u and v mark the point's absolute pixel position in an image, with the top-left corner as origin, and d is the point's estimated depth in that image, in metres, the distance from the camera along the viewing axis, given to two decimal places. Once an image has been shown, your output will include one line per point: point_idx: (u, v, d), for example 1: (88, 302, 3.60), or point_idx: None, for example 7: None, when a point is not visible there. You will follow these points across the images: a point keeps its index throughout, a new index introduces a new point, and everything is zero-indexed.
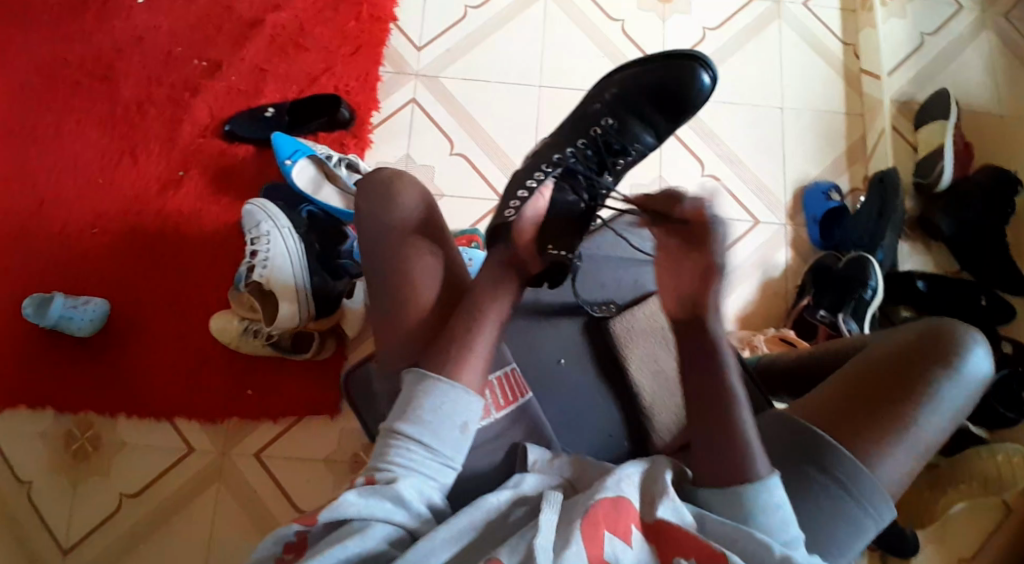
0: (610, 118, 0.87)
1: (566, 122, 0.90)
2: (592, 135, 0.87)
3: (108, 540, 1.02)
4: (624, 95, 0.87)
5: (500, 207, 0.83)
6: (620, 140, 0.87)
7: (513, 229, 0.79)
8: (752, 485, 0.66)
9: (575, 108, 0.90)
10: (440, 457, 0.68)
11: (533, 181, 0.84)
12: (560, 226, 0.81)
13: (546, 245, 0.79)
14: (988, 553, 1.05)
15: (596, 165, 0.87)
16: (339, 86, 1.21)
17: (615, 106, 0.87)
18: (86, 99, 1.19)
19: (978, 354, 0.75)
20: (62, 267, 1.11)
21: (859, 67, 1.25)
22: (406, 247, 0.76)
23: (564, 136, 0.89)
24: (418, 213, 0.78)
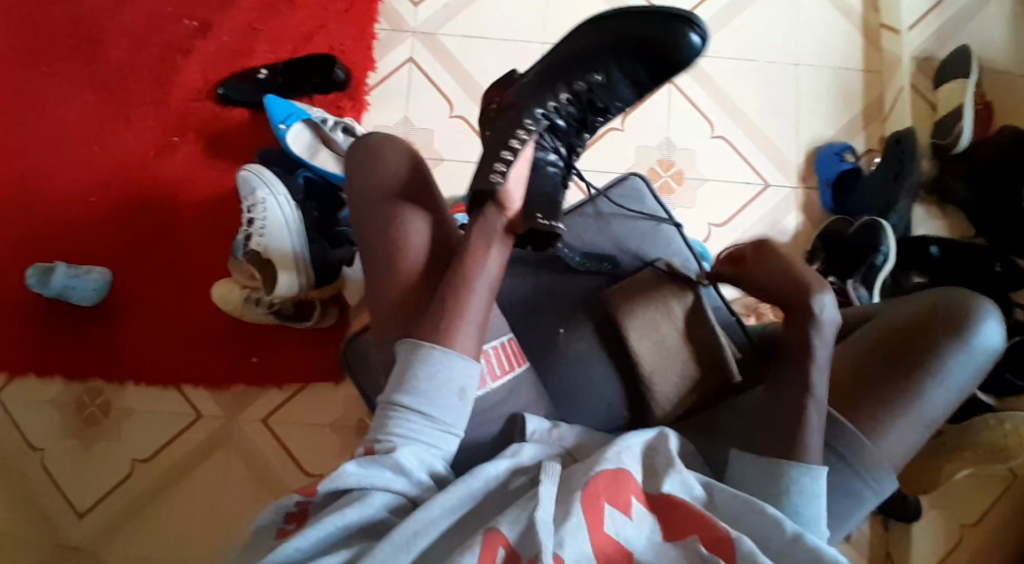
0: (595, 74, 0.80)
1: (543, 66, 0.81)
2: (576, 90, 0.80)
3: (123, 503, 1.05)
4: (613, 45, 0.79)
5: (482, 171, 0.75)
6: (605, 99, 0.82)
7: (501, 200, 0.75)
8: (796, 470, 0.67)
9: (560, 51, 0.81)
10: (441, 424, 0.67)
11: (517, 143, 0.76)
12: (545, 202, 0.77)
13: (535, 214, 0.76)
14: (990, 519, 1.05)
15: (577, 124, 0.83)
16: (334, 46, 1.17)
17: (599, 61, 0.80)
18: (78, 63, 1.16)
19: (991, 324, 0.73)
20: (63, 235, 1.11)
21: (878, 22, 1.19)
22: (403, 221, 0.75)
23: (543, 85, 0.80)
24: (405, 177, 0.77)
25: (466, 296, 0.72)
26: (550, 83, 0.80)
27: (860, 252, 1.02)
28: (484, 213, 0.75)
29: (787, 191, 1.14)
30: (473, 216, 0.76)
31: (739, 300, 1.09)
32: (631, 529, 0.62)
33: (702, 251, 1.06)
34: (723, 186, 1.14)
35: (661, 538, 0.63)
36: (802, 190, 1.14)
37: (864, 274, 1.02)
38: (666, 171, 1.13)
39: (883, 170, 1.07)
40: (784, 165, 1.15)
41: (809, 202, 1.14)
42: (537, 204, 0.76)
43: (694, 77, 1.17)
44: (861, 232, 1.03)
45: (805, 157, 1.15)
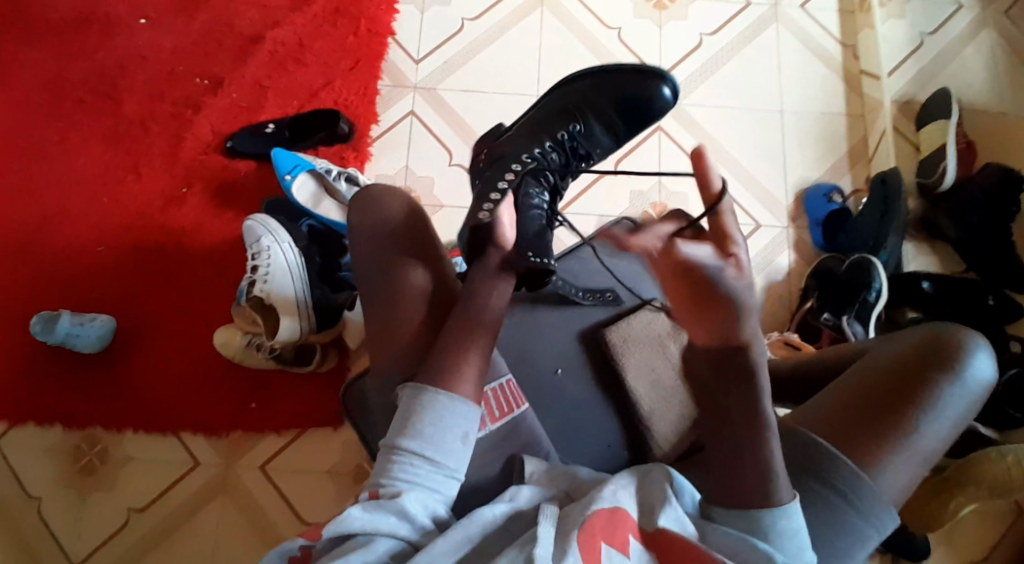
0: (576, 123, 0.89)
1: (525, 123, 0.89)
2: (559, 139, 0.88)
3: (117, 554, 1.03)
4: (585, 97, 0.89)
5: (472, 210, 0.77)
6: (586, 146, 0.90)
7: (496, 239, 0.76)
8: (770, 511, 0.63)
9: (534, 112, 0.90)
10: (445, 468, 0.67)
11: (504, 183, 0.80)
12: (534, 238, 0.78)
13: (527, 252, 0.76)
14: (1001, 557, 1.03)
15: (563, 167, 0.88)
16: (338, 101, 1.22)
17: (581, 114, 0.89)
18: (91, 119, 1.21)
19: (983, 357, 0.74)
20: (69, 284, 1.13)
21: (858, 69, 1.25)
22: (399, 252, 0.77)
23: (525, 137, 0.87)
24: (406, 223, 0.79)
25: (466, 347, 0.71)
26: (538, 132, 0.87)
27: (851, 289, 1.04)
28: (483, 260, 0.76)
29: (779, 232, 1.16)
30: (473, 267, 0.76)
31: None
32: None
33: None
34: None
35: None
36: (793, 230, 1.16)
37: (858, 310, 1.02)
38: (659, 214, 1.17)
39: (869, 209, 1.10)
40: (775, 207, 1.18)
41: (801, 242, 1.16)
42: (530, 242, 0.77)
43: (684, 124, 1.21)
44: (851, 269, 1.05)
45: (794, 199, 1.18)
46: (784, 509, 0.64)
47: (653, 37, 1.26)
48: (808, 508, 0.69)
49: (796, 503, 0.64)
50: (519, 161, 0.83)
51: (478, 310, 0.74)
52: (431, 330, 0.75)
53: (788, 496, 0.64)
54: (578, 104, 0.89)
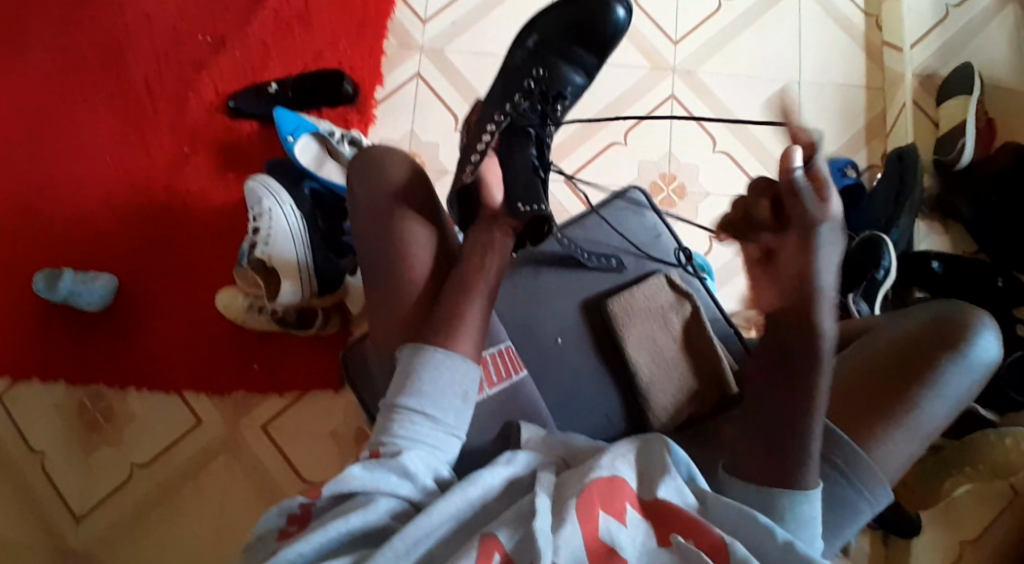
0: (540, 68, 0.88)
1: (494, 85, 0.88)
2: (528, 88, 0.87)
3: (121, 508, 1.05)
4: (544, 42, 0.90)
5: (458, 169, 0.81)
6: (555, 86, 0.88)
7: (485, 197, 0.80)
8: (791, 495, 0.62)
9: (500, 71, 0.89)
10: (444, 426, 0.68)
11: (482, 145, 0.81)
12: (521, 189, 0.78)
13: (518, 204, 0.77)
14: (993, 536, 1.03)
15: (540, 114, 0.86)
16: (343, 61, 1.19)
17: (544, 58, 0.89)
18: (92, 75, 1.18)
19: (988, 338, 0.73)
20: (72, 241, 1.12)
21: (881, 40, 1.20)
22: (402, 219, 0.76)
23: (496, 97, 0.86)
24: (408, 182, 0.78)
25: (466, 310, 0.72)
26: (506, 91, 0.86)
27: (859, 266, 1.02)
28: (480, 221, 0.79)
29: None
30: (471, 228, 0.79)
31: (740, 314, 1.10)
32: (627, 537, 0.60)
33: (704, 265, 1.04)
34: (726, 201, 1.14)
35: (655, 545, 0.61)
36: None
37: (865, 288, 1.01)
38: (669, 185, 1.14)
39: (884, 187, 1.08)
40: None
41: None
42: (519, 194, 0.78)
43: (697, 93, 1.18)
44: (861, 247, 1.03)
45: None
46: (806, 496, 0.62)
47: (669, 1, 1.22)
48: None
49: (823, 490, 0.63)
50: (490, 126, 0.82)
51: (479, 266, 0.75)
52: (433, 293, 0.75)
53: (813, 483, 0.63)
54: (540, 50, 0.89)
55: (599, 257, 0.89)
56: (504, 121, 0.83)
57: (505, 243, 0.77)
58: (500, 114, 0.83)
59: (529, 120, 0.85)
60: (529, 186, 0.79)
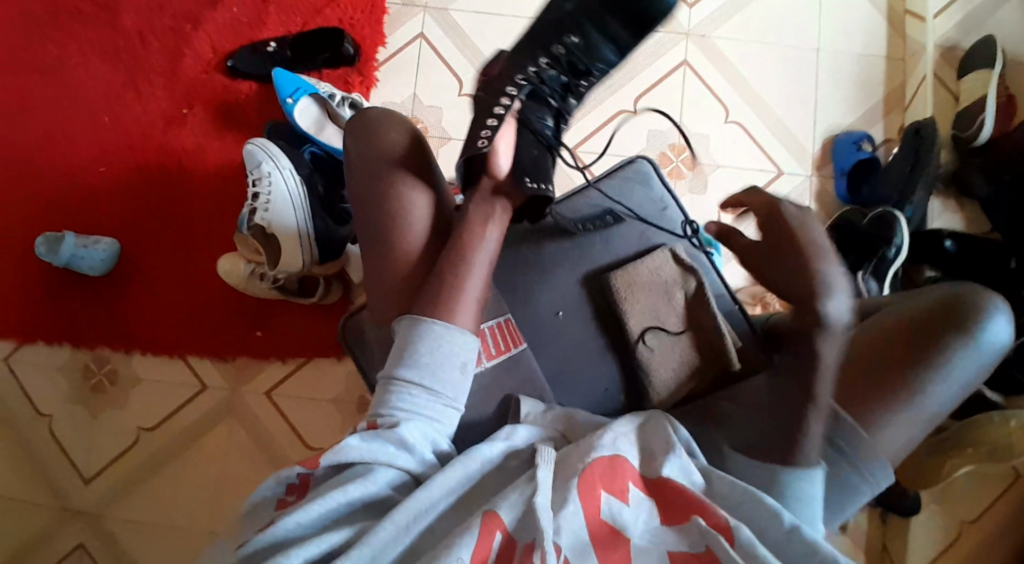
0: (572, 36, 0.83)
1: (525, 35, 0.85)
2: (556, 55, 0.83)
3: (129, 470, 1.07)
4: (582, 7, 0.83)
5: (469, 137, 0.79)
6: (586, 60, 0.84)
7: (490, 166, 0.77)
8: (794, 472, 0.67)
9: (534, 21, 0.85)
10: (443, 398, 0.67)
11: (499, 110, 0.80)
12: (530, 163, 0.79)
13: (524, 178, 0.77)
14: (990, 517, 1.04)
15: (562, 87, 0.85)
16: (344, 19, 1.15)
17: (577, 24, 0.83)
18: (88, 30, 1.15)
19: (1001, 320, 0.70)
20: (72, 203, 1.11)
21: (904, 7, 1.15)
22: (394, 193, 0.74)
23: (524, 51, 0.84)
24: (405, 147, 0.77)
25: (461, 275, 0.71)
26: (531, 51, 0.83)
27: (870, 243, 1.00)
28: (477, 184, 0.77)
29: (801, 180, 1.11)
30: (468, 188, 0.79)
31: (745, 289, 1.09)
32: (629, 516, 0.60)
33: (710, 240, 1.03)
34: (736, 172, 1.11)
35: (659, 523, 0.61)
36: (816, 179, 1.11)
37: (875, 265, 0.99)
38: (678, 156, 1.12)
39: (899, 162, 1.05)
40: (800, 152, 1.12)
41: (823, 192, 1.11)
42: (527, 169, 0.78)
43: (710, 58, 1.14)
44: (874, 224, 1.01)
45: (822, 146, 1.12)
46: (806, 473, 0.67)
47: None
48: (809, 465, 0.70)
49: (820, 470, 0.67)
50: (505, 98, 0.81)
51: (475, 232, 0.74)
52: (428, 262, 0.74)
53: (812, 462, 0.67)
54: (574, 12, 0.83)
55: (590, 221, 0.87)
56: (521, 90, 0.82)
57: (502, 214, 0.77)
58: (519, 81, 0.82)
59: (547, 94, 0.83)
60: (537, 163, 0.79)
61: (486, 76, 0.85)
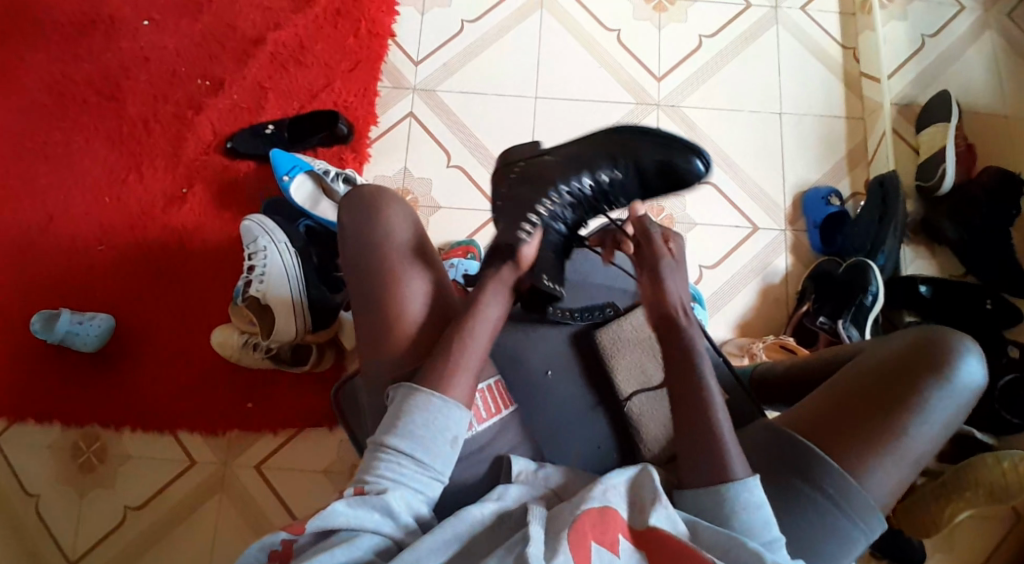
0: (614, 170, 0.83)
1: (567, 148, 0.83)
2: (597, 181, 0.82)
3: (114, 551, 1.04)
4: (632, 145, 0.84)
5: (507, 225, 0.76)
6: (620, 195, 0.84)
7: (518, 254, 0.75)
8: (729, 485, 0.65)
9: (580, 141, 0.84)
10: (430, 471, 0.67)
11: (538, 216, 0.77)
12: (551, 263, 0.78)
13: (541, 276, 0.76)
14: (998, 563, 1.02)
15: (591, 211, 0.84)
16: (338, 102, 1.23)
17: (622, 159, 0.83)
18: (94, 119, 1.22)
19: (973, 360, 0.72)
20: (69, 282, 1.14)
21: (859, 70, 1.24)
22: (389, 259, 0.76)
23: (565, 165, 0.82)
24: (405, 233, 0.78)
25: (462, 346, 0.71)
26: (576, 166, 0.82)
27: (848, 291, 1.03)
28: (499, 270, 0.75)
29: (777, 235, 1.16)
30: (486, 268, 0.75)
31: (731, 341, 1.10)
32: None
33: (693, 293, 1.06)
34: (714, 230, 1.16)
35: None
36: (791, 233, 1.16)
37: (854, 314, 1.01)
38: (657, 216, 1.17)
39: (867, 212, 1.10)
40: (773, 209, 1.17)
41: (799, 245, 1.16)
42: (545, 266, 0.76)
43: (682, 125, 1.21)
44: (849, 272, 1.04)
45: (792, 201, 1.17)
46: (744, 483, 0.65)
47: (653, 38, 1.26)
48: (795, 511, 0.69)
49: (756, 477, 0.66)
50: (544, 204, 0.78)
51: (485, 310, 0.74)
52: (426, 328, 0.75)
53: (746, 472, 0.66)
54: (619, 147, 0.84)
55: (591, 311, 0.87)
56: (560, 201, 0.79)
57: (507, 300, 0.75)
58: (561, 193, 0.80)
59: (572, 212, 0.81)
60: (555, 266, 0.78)
61: (525, 168, 0.81)
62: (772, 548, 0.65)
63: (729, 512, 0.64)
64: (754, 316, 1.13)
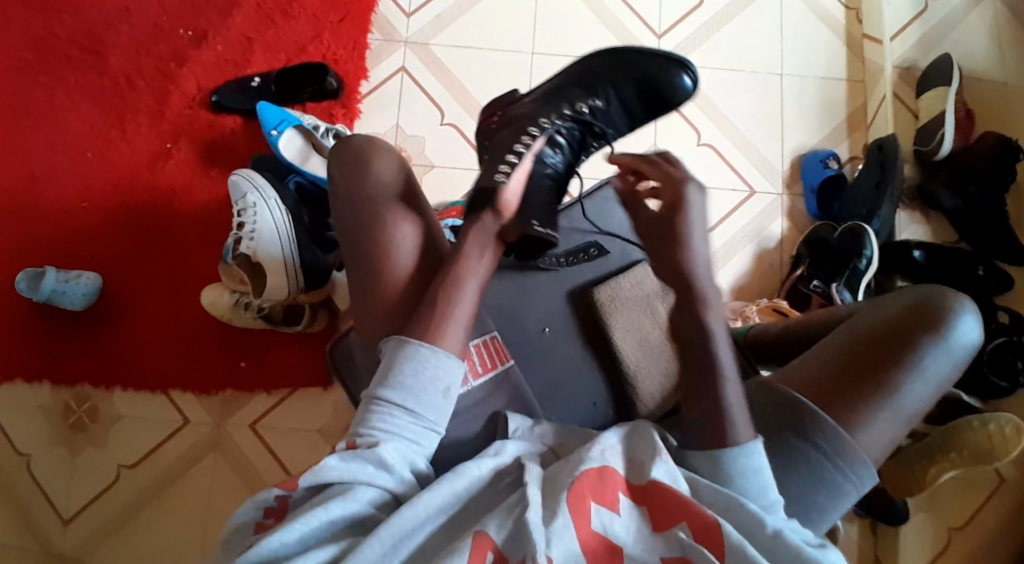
0: (594, 99, 0.87)
1: (536, 97, 0.86)
2: (578, 111, 0.86)
3: (109, 510, 1.04)
4: (601, 74, 0.88)
5: (486, 170, 0.76)
6: (600, 124, 0.88)
7: (497, 201, 0.73)
8: (731, 450, 0.65)
9: (547, 86, 0.88)
10: (424, 421, 0.66)
11: (518, 148, 0.78)
12: (536, 207, 0.75)
13: (530, 220, 0.74)
14: (977, 522, 1.06)
15: (579, 145, 0.87)
16: (328, 55, 1.19)
17: (600, 87, 0.87)
18: (73, 70, 1.17)
19: (969, 320, 0.72)
20: (52, 240, 1.11)
21: (860, 33, 1.22)
22: (389, 222, 0.74)
23: (538, 107, 0.85)
24: (393, 179, 0.77)
25: (456, 301, 0.70)
26: (555, 103, 0.85)
27: (843, 255, 1.03)
28: (478, 218, 0.73)
29: (772, 199, 1.16)
30: (468, 218, 0.74)
31: (727, 305, 1.11)
32: (619, 525, 0.60)
33: None
34: (709, 193, 1.15)
35: (649, 531, 0.60)
36: (787, 197, 1.16)
37: (849, 277, 1.02)
38: None
39: (866, 176, 1.10)
40: (770, 172, 1.17)
41: (794, 209, 1.16)
42: (534, 211, 0.75)
43: None
44: (844, 238, 1.04)
45: (790, 165, 1.17)
46: (744, 449, 0.65)
47: None
48: (789, 464, 0.70)
49: (758, 442, 0.65)
50: (538, 127, 0.82)
51: (471, 260, 0.72)
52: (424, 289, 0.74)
53: (749, 436, 0.65)
54: (595, 77, 0.88)
55: (577, 253, 0.87)
56: (547, 129, 0.82)
57: (495, 253, 0.73)
58: (542, 123, 0.82)
59: (568, 136, 0.85)
60: (542, 206, 0.76)
61: (505, 114, 0.85)
62: (772, 511, 0.65)
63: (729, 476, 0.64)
64: (748, 281, 1.14)
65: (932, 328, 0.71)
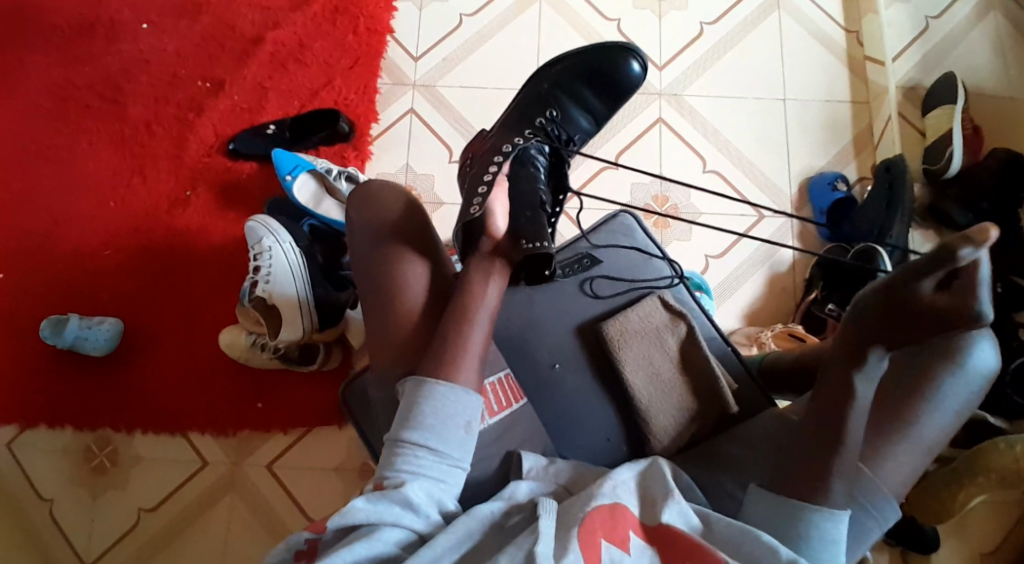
0: (552, 110, 0.89)
1: (503, 120, 0.89)
2: (539, 126, 0.88)
3: (129, 552, 1.05)
4: (557, 84, 0.90)
5: (465, 202, 0.79)
6: (565, 131, 0.89)
7: (489, 226, 0.78)
8: (821, 512, 0.64)
9: (514, 104, 0.90)
10: (449, 459, 0.66)
11: (489, 174, 0.81)
12: (527, 224, 0.77)
13: (520, 240, 0.76)
14: (1012, 548, 1.02)
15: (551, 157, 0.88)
16: (339, 100, 1.23)
17: (555, 98, 0.89)
18: (95, 123, 1.22)
19: (986, 345, 0.69)
20: (75, 287, 1.14)
21: (862, 54, 1.23)
22: (404, 271, 0.75)
23: (507, 128, 0.88)
24: (396, 217, 0.78)
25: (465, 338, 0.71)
26: (518, 124, 0.88)
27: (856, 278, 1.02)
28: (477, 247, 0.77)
29: (784, 222, 1.16)
30: (468, 253, 0.78)
31: (739, 330, 1.09)
32: None
33: (700, 283, 1.05)
34: (718, 219, 1.15)
35: None
36: (799, 221, 1.15)
37: None
38: (661, 207, 1.16)
39: (877, 198, 1.08)
40: (778, 195, 1.17)
41: (806, 232, 1.15)
42: (522, 229, 0.77)
43: (684, 114, 1.21)
44: (858, 260, 1.01)
45: (798, 188, 1.17)
46: (833, 515, 0.64)
47: (653, 27, 1.25)
48: None
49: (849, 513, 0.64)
50: (501, 152, 0.84)
51: (477, 290, 0.74)
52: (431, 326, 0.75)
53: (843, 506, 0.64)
54: (550, 91, 0.89)
55: (571, 264, 0.88)
56: (517, 147, 0.85)
57: (504, 274, 0.76)
58: (510, 145, 0.85)
59: (538, 154, 0.86)
60: (531, 221, 0.78)
61: (475, 152, 0.88)
62: None
63: (808, 540, 0.63)
64: (762, 306, 1.13)
65: (945, 357, 0.69)
